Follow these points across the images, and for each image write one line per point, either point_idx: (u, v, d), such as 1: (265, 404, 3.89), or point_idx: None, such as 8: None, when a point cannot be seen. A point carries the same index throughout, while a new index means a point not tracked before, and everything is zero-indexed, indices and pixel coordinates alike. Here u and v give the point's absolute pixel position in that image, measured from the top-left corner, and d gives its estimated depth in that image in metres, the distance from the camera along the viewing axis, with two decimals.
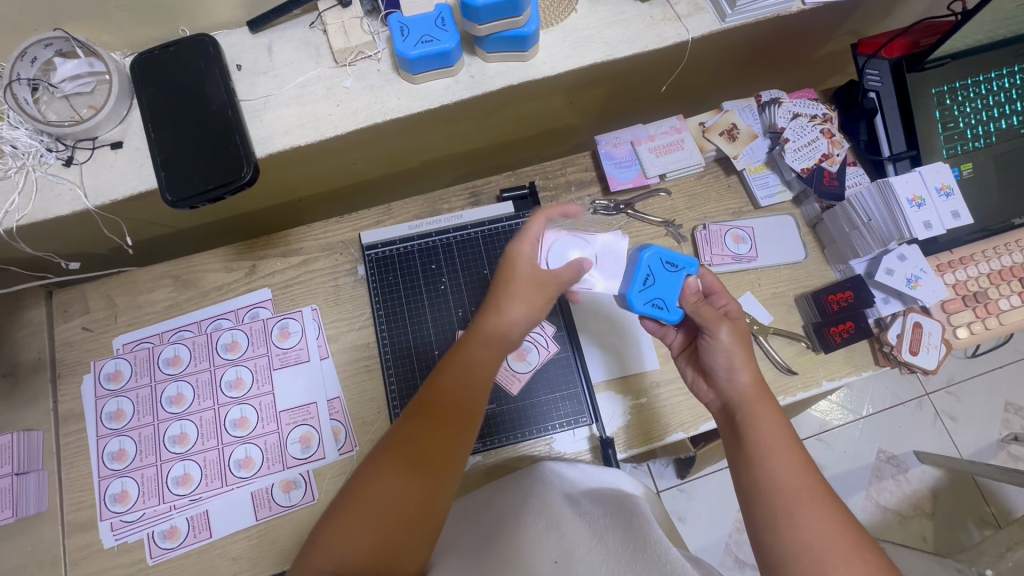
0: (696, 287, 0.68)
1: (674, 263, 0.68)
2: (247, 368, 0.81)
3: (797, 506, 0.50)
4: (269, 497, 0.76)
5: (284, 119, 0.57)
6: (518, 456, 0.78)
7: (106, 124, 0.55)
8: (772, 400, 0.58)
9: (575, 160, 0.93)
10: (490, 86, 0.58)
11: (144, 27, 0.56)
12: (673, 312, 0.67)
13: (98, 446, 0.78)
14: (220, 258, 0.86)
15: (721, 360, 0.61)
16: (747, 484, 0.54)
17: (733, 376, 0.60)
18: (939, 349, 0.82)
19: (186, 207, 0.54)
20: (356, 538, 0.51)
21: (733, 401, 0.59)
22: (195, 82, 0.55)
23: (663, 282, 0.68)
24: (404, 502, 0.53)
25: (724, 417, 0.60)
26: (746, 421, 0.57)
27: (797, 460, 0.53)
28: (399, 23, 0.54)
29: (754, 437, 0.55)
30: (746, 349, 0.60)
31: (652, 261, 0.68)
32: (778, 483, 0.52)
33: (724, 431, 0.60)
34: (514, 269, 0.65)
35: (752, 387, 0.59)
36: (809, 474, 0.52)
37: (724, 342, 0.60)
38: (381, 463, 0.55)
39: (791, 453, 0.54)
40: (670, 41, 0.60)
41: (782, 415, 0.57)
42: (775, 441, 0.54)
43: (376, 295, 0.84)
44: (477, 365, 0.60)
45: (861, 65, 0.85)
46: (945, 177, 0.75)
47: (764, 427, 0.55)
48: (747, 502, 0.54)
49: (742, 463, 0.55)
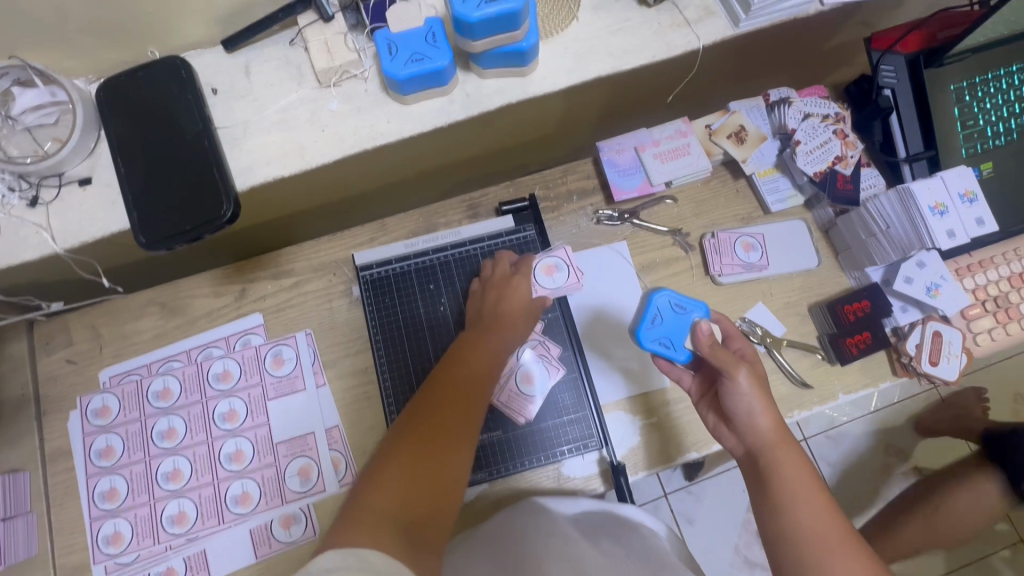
0: (709, 331, 0.61)
1: (683, 305, 0.68)
2: (241, 399, 0.78)
3: (826, 556, 0.48)
4: (269, 533, 0.74)
5: (265, 147, 0.52)
6: (525, 484, 0.75)
7: (72, 159, 0.51)
8: (794, 444, 0.55)
9: (576, 167, 0.89)
10: (487, 105, 0.54)
11: (110, 50, 0.52)
12: (680, 351, 0.66)
13: (88, 486, 0.75)
14: (208, 282, 0.82)
15: (743, 404, 0.57)
16: (771, 532, 0.52)
17: (753, 421, 0.56)
18: (961, 358, 0.78)
19: (163, 248, 0.50)
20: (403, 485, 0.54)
21: (756, 448, 0.56)
22: (167, 110, 0.51)
23: (672, 322, 0.67)
24: (439, 453, 0.58)
25: (747, 463, 0.57)
26: (768, 468, 0.54)
27: (823, 507, 0.51)
28: (386, 40, 0.50)
29: (778, 483, 0.53)
30: (766, 392, 0.57)
31: (663, 304, 0.67)
32: (805, 534, 0.50)
33: (747, 479, 0.56)
34: (503, 295, 0.75)
35: (775, 431, 0.55)
36: (836, 522, 0.50)
37: (744, 386, 0.56)
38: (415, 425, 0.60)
39: (816, 499, 0.51)
40: (679, 49, 0.56)
41: (807, 459, 0.54)
42: (799, 487, 0.52)
43: (372, 318, 0.80)
44: (486, 354, 0.70)
45: (875, 61, 0.81)
46: (968, 182, 0.72)
47: (787, 472, 0.53)
48: (772, 551, 0.52)
49: (766, 511, 0.53)
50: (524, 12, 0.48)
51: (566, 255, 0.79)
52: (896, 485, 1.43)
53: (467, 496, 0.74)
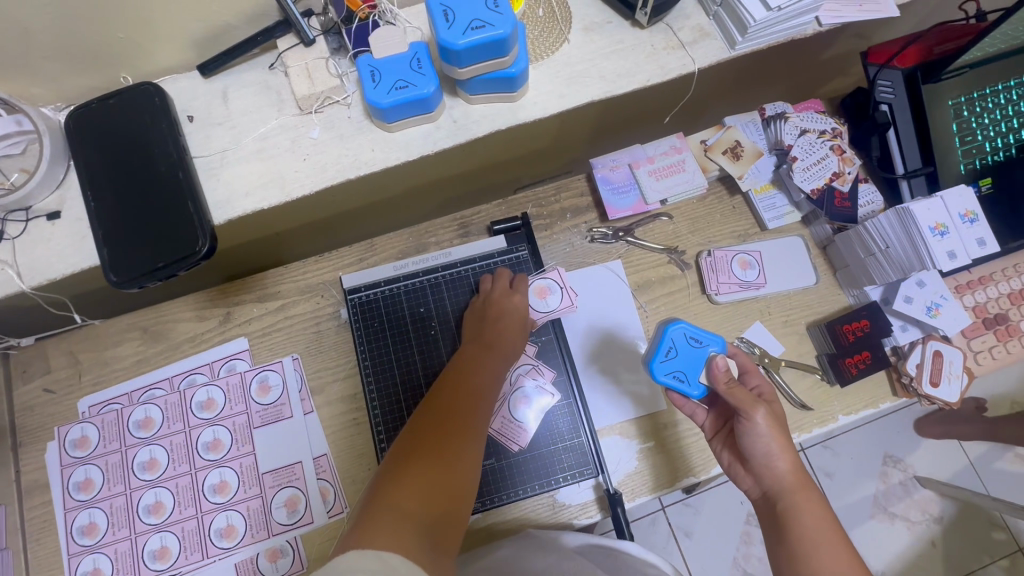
0: (725, 366, 0.61)
1: (699, 339, 0.65)
2: (225, 428, 0.75)
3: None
4: (255, 567, 0.71)
5: (244, 177, 0.50)
6: (519, 513, 0.73)
7: (39, 192, 0.48)
8: (815, 492, 0.53)
9: (570, 184, 0.87)
10: (476, 132, 0.52)
11: (79, 76, 0.49)
12: (694, 386, 0.63)
13: (66, 521, 0.72)
14: (191, 306, 0.80)
15: (760, 445, 0.55)
16: None
17: (771, 463, 0.55)
18: (962, 378, 0.77)
19: (136, 285, 0.47)
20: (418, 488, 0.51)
21: (774, 492, 0.54)
22: (140, 140, 0.49)
23: (686, 356, 0.64)
24: (449, 450, 0.55)
25: (765, 508, 0.55)
26: (786, 513, 0.52)
27: (848, 561, 0.48)
28: (369, 66, 0.48)
29: (796, 529, 0.50)
30: (786, 434, 0.56)
31: (678, 336, 0.65)
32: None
33: (765, 525, 0.54)
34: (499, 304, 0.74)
35: (794, 475, 0.54)
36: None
37: (762, 426, 0.55)
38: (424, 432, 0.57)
39: (839, 550, 0.49)
40: (674, 72, 0.54)
41: (827, 506, 0.52)
42: (820, 536, 0.50)
43: (361, 342, 0.78)
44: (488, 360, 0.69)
45: (872, 76, 0.80)
46: (968, 203, 0.70)
47: (806, 518, 0.51)
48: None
49: (782, 561, 0.50)
50: (513, 38, 0.46)
51: (558, 278, 0.80)
52: (894, 496, 1.42)
53: None
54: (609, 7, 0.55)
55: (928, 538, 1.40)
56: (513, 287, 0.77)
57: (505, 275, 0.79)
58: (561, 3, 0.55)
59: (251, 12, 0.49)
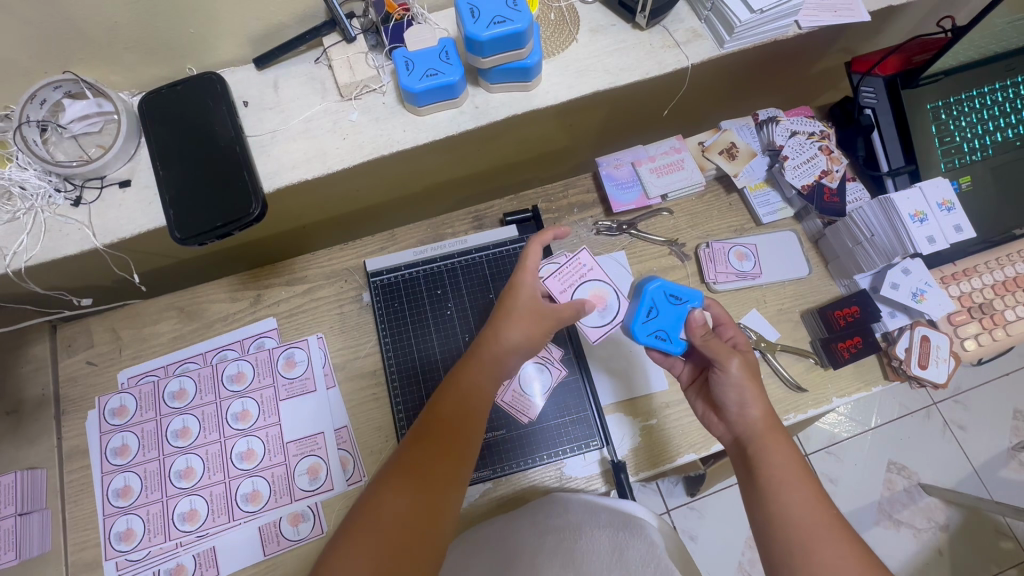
0: (703, 320, 0.69)
1: (678, 296, 0.71)
2: (253, 400, 0.80)
3: (812, 541, 0.52)
4: (277, 531, 0.75)
5: (291, 153, 0.57)
6: (527, 483, 0.77)
7: (115, 163, 0.55)
8: (782, 433, 0.60)
9: (576, 182, 0.93)
10: (495, 116, 0.59)
11: (153, 67, 0.57)
12: (676, 343, 0.70)
13: (103, 483, 0.77)
14: (225, 288, 0.86)
15: (733, 394, 0.63)
16: (762, 518, 0.56)
17: (744, 411, 0.62)
18: (949, 362, 0.81)
19: (195, 244, 0.54)
20: (361, 560, 0.49)
21: (745, 436, 0.61)
22: (203, 120, 0.56)
23: (666, 313, 0.71)
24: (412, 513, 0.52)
25: (737, 450, 0.62)
26: (757, 455, 0.59)
27: (812, 495, 0.55)
28: (404, 57, 0.55)
29: (765, 469, 0.58)
30: (755, 382, 0.63)
31: (657, 295, 0.71)
32: (795, 520, 0.54)
33: (738, 466, 0.62)
34: (516, 297, 0.66)
35: (763, 421, 0.61)
36: (823, 508, 0.54)
37: (733, 376, 0.63)
38: (390, 486, 0.54)
39: (806, 487, 0.56)
40: (670, 67, 0.61)
41: (792, 446, 0.59)
42: (790, 477, 0.57)
43: (382, 322, 0.84)
44: (479, 386, 0.62)
45: (857, 83, 0.86)
46: (946, 192, 0.76)
47: (777, 461, 0.58)
48: (761, 534, 0.56)
49: (756, 499, 0.57)
50: (529, 32, 0.53)
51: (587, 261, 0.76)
52: (899, 502, 1.42)
53: (470, 495, 0.76)
54: (612, 12, 0.63)
55: (935, 546, 1.40)
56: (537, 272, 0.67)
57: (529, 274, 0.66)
58: (571, 10, 0.63)
59: (303, 13, 0.57)
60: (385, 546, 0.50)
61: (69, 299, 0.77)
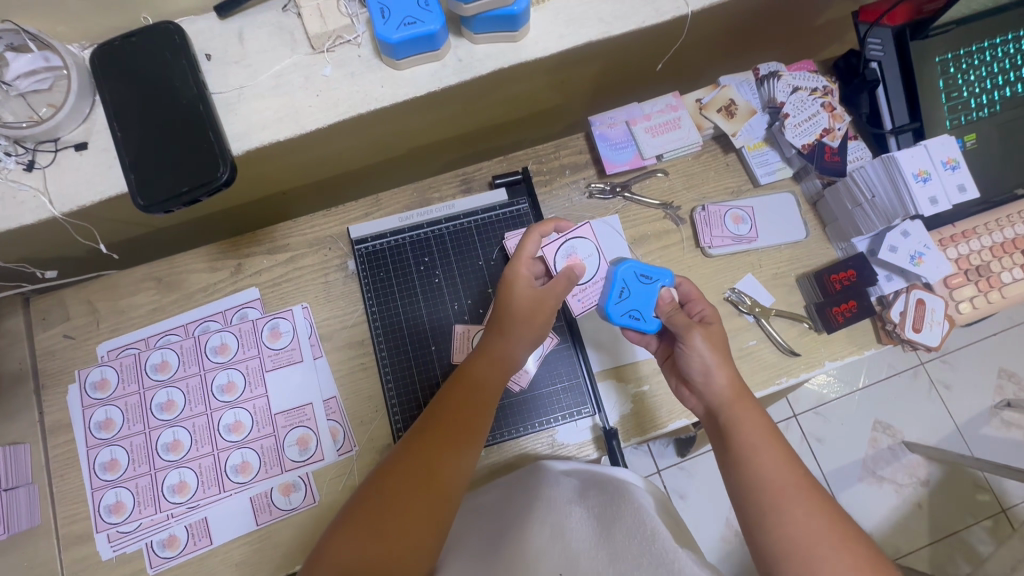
0: (671, 297, 0.70)
1: (648, 275, 0.71)
2: (239, 372, 0.79)
3: (783, 501, 0.53)
4: (269, 501, 0.75)
5: (260, 112, 0.53)
6: (519, 451, 0.77)
7: (68, 124, 0.51)
8: (750, 399, 0.61)
9: (569, 142, 0.89)
10: (480, 71, 0.55)
11: (102, 15, 0.52)
12: (649, 321, 0.70)
13: (89, 457, 0.76)
14: (203, 258, 0.83)
15: (699, 364, 0.63)
16: (736, 483, 0.56)
17: (709, 379, 0.62)
18: (943, 325, 0.80)
19: (159, 212, 0.50)
20: (360, 542, 0.48)
21: (715, 405, 0.61)
22: (163, 76, 0.51)
23: (637, 294, 0.70)
24: (423, 498, 0.51)
25: (709, 419, 0.62)
26: (727, 423, 0.59)
27: (780, 456, 0.56)
28: (379, 4, 0.50)
29: (737, 434, 0.58)
30: (720, 352, 0.63)
31: (627, 275, 0.71)
32: (764, 482, 0.54)
33: (710, 436, 0.62)
34: (513, 289, 0.66)
35: (731, 388, 0.61)
36: (794, 469, 0.55)
37: (698, 348, 0.63)
38: (392, 472, 0.53)
39: (773, 449, 0.56)
40: (668, 15, 0.57)
41: (762, 411, 0.60)
42: (758, 441, 0.57)
43: (368, 291, 0.81)
44: (484, 377, 0.61)
45: (864, 34, 0.81)
46: (952, 151, 0.73)
47: (745, 427, 0.58)
48: (736, 498, 0.56)
49: (730, 464, 0.57)
50: None
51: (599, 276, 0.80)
52: (882, 459, 1.46)
53: None
54: None
55: (916, 499, 1.45)
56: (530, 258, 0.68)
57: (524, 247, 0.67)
58: None
59: None
60: (387, 529, 0.49)
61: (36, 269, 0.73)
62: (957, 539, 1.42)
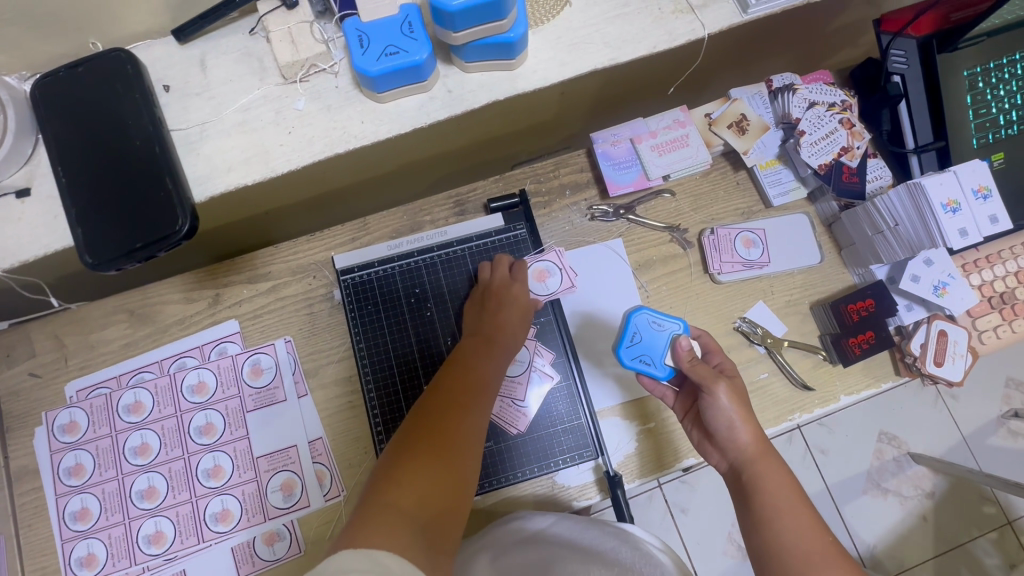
0: (689, 346, 0.64)
1: (662, 323, 0.67)
2: (217, 413, 0.74)
3: (811, 571, 0.48)
4: (251, 551, 0.70)
5: (225, 152, 0.47)
6: (517, 496, 0.72)
7: (7, 167, 0.45)
8: (776, 456, 0.56)
9: (569, 160, 0.83)
10: (472, 102, 0.49)
11: (44, 42, 0.46)
12: (661, 368, 0.66)
13: (58, 506, 0.71)
14: (179, 288, 0.77)
15: (722, 418, 0.58)
16: (758, 548, 0.52)
17: (733, 434, 0.58)
18: (965, 358, 0.76)
19: (112, 268, 0.45)
20: (415, 481, 0.47)
21: (739, 462, 0.57)
22: (114, 113, 0.45)
23: (652, 340, 0.66)
24: (460, 440, 0.53)
25: (731, 478, 0.58)
26: (751, 482, 0.55)
27: (806, 519, 0.51)
28: (356, 30, 0.44)
29: (761, 497, 0.53)
30: (745, 406, 0.58)
31: (641, 321, 0.67)
32: (789, 549, 0.50)
33: (734, 497, 0.57)
34: (511, 292, 0.72)
35: (756, 445, 0.57)
36: (821, 534, 0.50)
37: (723, 401, 0.58)
38: (423, 421, 0.54)
39: (799, 513, 0.52)
40: (683, 38, 0.51)
41: (787, 469, 0.55)
42: (781, 502, 0.53)
43: (354, 324, 0.76)
44: (487, 350, 0.66)
45: (886, 45, 0.75)
46: (982, 177, 0.68)
47: (770, 486, 0.54)
48: (758, 565, 0.52)
49: (752, 527, 0.53)
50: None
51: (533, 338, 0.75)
52: (888, 472, 1.43)
53: None
54: None
55: (921, 513, 1.42)
56: (513, 274, 0.74)
57: (503, 260, 0.75)
58: None
59: None
60: (436, 465, 0.49)
61: None
62: (962, 551, 1.40)
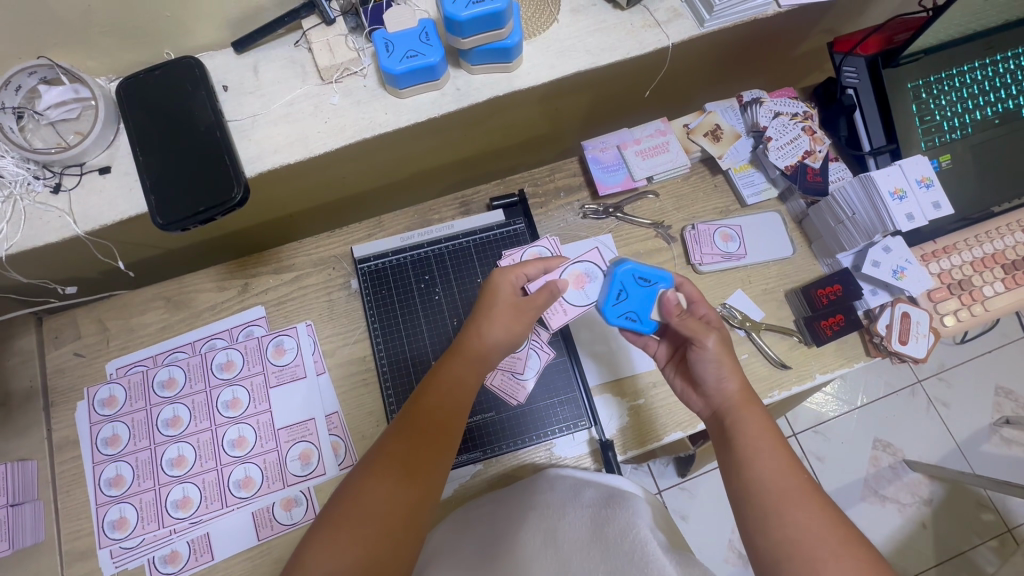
0: (676, 300, 0.70)
1: (648, 279, 0.73)
2: (243, 388, 0.81)
3: (787, 503, 0.53)
4: (271, 516, 0.76)
5: (272, 138, 0.57)
6: (518, 464, 0.78)
7: (93, 149, 0.56)
8: (758, 404, 0.62)
9: (563, 166, 0.93)
10: (477, 98, 0.59)
11: (129, 51, 0.56)
12: (646, 323, 0.73)
13: (94, 473, 0.78)
14: (211, 277, 0.85)
15: (711, 369, 0.64)
16: (738, 486, 0.57)
17: (721, 384, 0.64)
18: (928, 338, 0.83)
19: (177, 230, 0.54)
20: (340, 553, 0.50)
21: (723, 408, 0.63)
22: (183, 105, 0.55)
23: (636, 297, 0.73)
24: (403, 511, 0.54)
25: (714, 423, 0.64)
26: (733, 425, 0.60)
27: (783, 457, 0.57)
28: (383, 39, 0.55)
29: (743, 440, 0.58)
30: (733, 357, 0.64)
31: (625, 277, 0.74)
32: (768, 485, 0.55)
33: (714, 437, 0.63)
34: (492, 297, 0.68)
35: (740, 394, 0.62)
36: (797, 473, 0.56)
37: (711, 351, 0.64)
38: (372, 479, 0.55)
39: (778, 453, 0.57)
40: (651, 46, 0.62)
41: (768, 415, 0.61)
42: (760, 444, 0.58)
43: (370, 308, 0.84)
44: (462, 381, 0.63)
45: (838, 63, 0.87)
46: (924, 169, 0.77)
47: (751, 429, 0.59)
48: (738, 501, 0.57)
49: (733, 467, 0.58)
50: (508, 13, 0.53)
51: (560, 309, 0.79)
52: (884, 478, 1.45)
53: (462, 476, 0.77)
54: None
55: (920, 519, 1.43)
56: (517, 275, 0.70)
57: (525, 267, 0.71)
58: None
59: None
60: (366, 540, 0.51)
61: (56, 287, 0.76)
62: (963, 559, 1.39)
